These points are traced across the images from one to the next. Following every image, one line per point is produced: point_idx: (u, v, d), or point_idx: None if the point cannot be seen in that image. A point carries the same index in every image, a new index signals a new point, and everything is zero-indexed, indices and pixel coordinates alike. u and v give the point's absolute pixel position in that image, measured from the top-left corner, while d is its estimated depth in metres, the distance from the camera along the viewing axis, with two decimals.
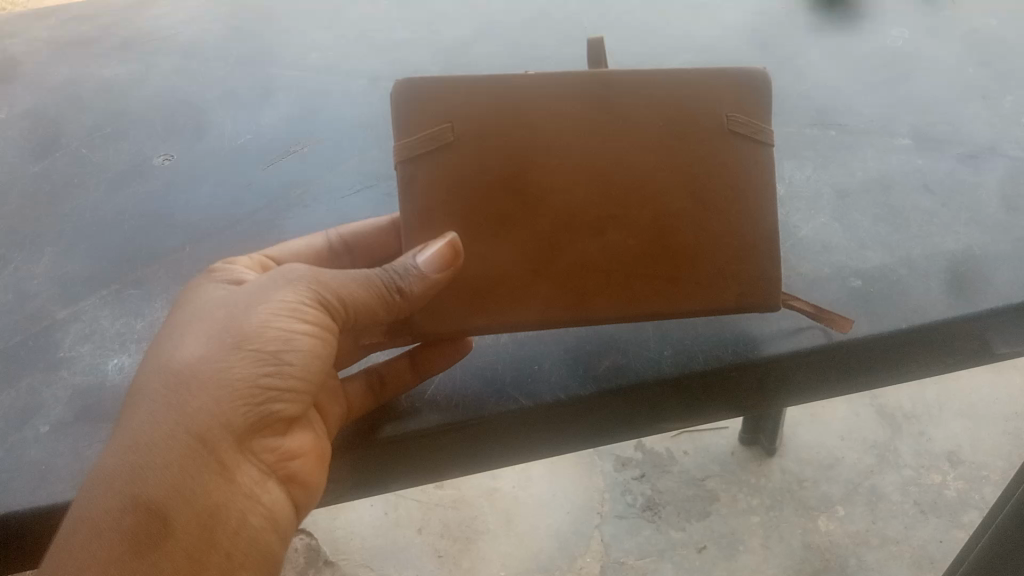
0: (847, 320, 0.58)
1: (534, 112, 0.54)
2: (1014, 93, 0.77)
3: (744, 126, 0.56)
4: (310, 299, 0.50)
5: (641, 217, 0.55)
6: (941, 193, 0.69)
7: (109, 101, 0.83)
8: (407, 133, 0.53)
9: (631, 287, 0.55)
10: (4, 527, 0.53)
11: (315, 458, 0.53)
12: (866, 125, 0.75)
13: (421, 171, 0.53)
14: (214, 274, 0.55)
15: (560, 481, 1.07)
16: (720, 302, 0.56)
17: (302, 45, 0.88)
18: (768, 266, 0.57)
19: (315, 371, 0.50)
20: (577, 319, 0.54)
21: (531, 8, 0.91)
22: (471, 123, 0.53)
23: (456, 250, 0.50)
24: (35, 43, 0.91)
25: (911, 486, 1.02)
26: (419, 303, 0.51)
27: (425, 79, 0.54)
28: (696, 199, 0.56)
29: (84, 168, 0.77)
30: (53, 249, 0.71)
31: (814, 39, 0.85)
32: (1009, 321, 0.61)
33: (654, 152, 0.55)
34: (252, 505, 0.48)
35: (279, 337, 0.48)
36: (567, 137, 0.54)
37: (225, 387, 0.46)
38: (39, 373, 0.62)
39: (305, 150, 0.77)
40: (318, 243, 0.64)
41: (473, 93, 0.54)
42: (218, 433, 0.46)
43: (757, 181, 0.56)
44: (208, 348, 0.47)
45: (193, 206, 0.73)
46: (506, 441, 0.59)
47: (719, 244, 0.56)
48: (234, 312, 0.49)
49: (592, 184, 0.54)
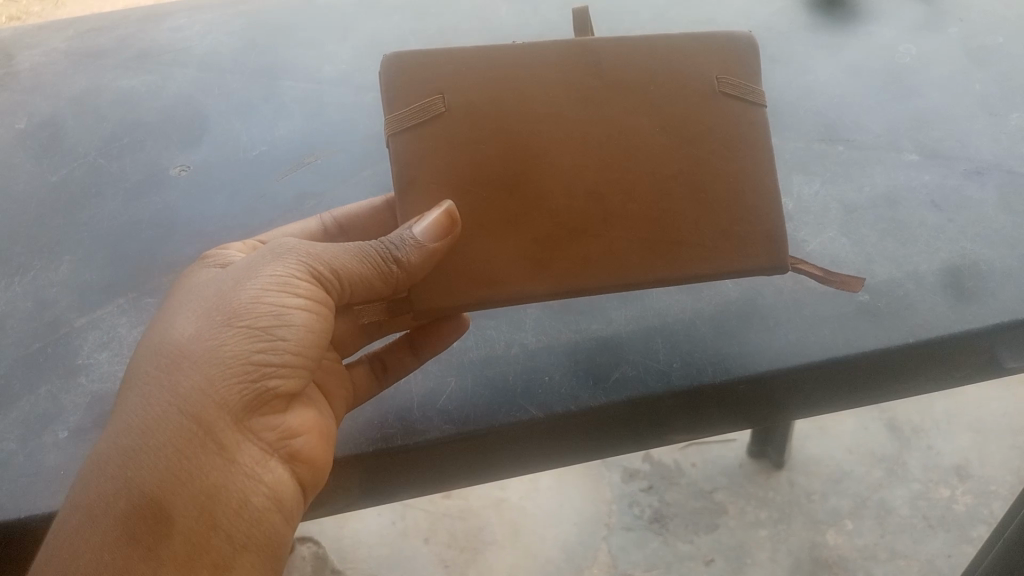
0: (857, 280, 0.59)
1: (527, 83, 0.55)
2: (1020, 111, 0.77)
3: (734, 87, 0.58)
4: (302, 272, 0.50)
5: (639, 183, 0.55)
6: (948, 209, 0.70)
7: (125, 112, 0.84)
8: (399, 105, 0.54)
9: (634, 252, 0.55)
10: (24, 530, 0.54)
11: (319, 437, 0.53)
12: (874, 141, 0.76)
13: (413, 142, 0.54)
14: (206, 260, 0.56)
15: (568, 491, 1.07)
16: (725, 267, 0.56)
17: (315, 58, 0.89)
18: (767, 227, 0.57)
19: (312, 345, 0.50)
20: (577, 288, 0.54)
21: (541, 24, 0.92)
22: (463, 95, 0.54)
23: (453, 218, 0.51)
24: (54, 55, 0.92)
25: (919, 499, 1.02)
26: (416, 273, 0.51)
27: (413, 54, 0.55)
28: (693, 164, 0.56)
29: (102, 178, 0.78)
30: (71, 257, 0.72)
31: (825, 52, 0.85)
32: (1016, 336, 0.62)
33: (649, 117, 0.56)
34: (253, 486, 0.48)
35: (271, 311, 0.48)
36: (561, 106, 0.55)
37: (217, 364, 0.47)
38: (58, 380, 0.63)
39: (319, 161, 0.78)
40: (312, 225, 0.65)
41: (464, 65, 0.55)
42: (213, 412, 0.46)
43: (749, 141, 0.58)
44: (200, 326, 0.48)
45: (208, 216, 0.74)
46: (516, 451, 0.60)
47: (716, 207, 0.56)
48: (225, 289, 0.49)
49: (588, 151, 0.55)
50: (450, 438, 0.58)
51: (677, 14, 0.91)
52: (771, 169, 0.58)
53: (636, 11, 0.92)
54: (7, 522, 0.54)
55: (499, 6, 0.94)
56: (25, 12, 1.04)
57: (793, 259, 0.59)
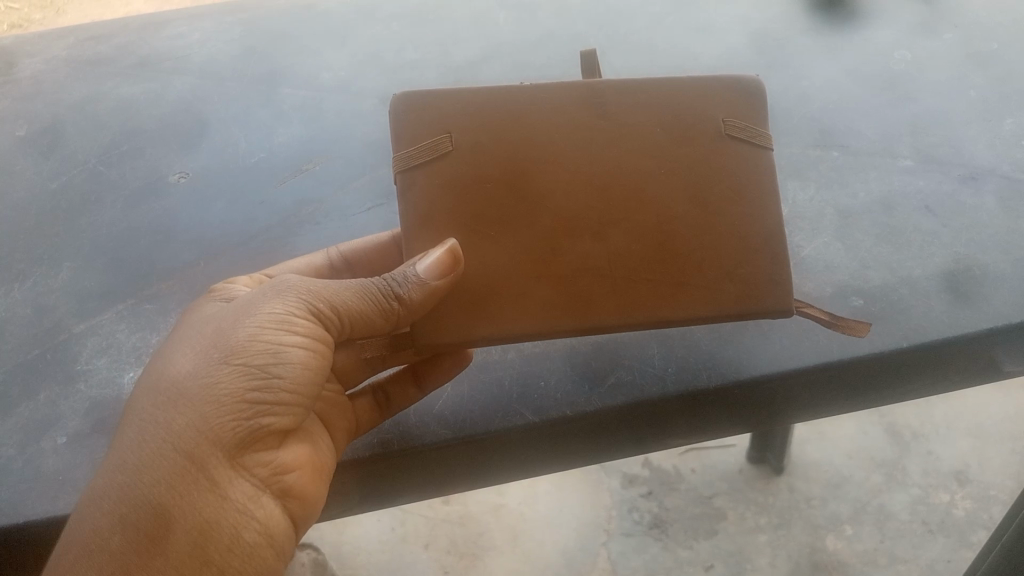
0: (864, 326, 0.57)
1: (533, 123, 0.56)
2: (1015, 116, 0.78)
3: (740, 130, 0.57)
4: (301, 310, 0.50)
5: (643, 222, 0.55)
6: (942, 214, 0.70)
7: (125, 119, 0.85)
8: (407, 144, 0.55)
9: (636, 293, 0.54)
10: (24, 535, 0.55)
11: (314, 472, 0.53)
12: (869, 146, 0.76)
13: (420, 180, 0.54)
14: (213, 293, 0.56)
15: (567, 497, 1.07)
16: (726, 309, 0.55)
17: (314, 64, 0.90)
18: (774, 271, 0.56)
19: (309, 383, 0.50)
20: (581, 327, 0.54)
21: (538, 30, 0.92)
22: (469, 134, 0.55)
23: (456, 257, 0.51)
24: (55, 63, 0.93)
25: (919, 505, 1.02)
26: (418, 311, 0.51)
27: (422, 93, 0.56)
28: (698, 205, 0.56)
29: (101, 185, 0.79)
30: (71, 264, 0.72)
31: (821, 59, 0.86)
32: (1011, 340, 0.62)
33: (653, 157, 0.56)
34: (245, 521, 0.48)
35: (267, 349, 0.48)
36: (566, 146, 0.55)
37: (212, 402, 0.46)
38: (57, 385, 0.63)
39: (318, 168, 0.79)
40: (319, 260, 0.65)
41: (471, 105, 0.56)
42: (205, 448, 0.46)
43: (757, 184, 0.57)
44: (196, 363, 0.48)
45: (206, 223, 0.74)
46: (512, 456, 0.60)
47: (721, 248, 0.56)
48: (224, 326, 0.49)
49: (592, 190, 0.55)
50: (445, 443, 0.59)
51: (673, 22, 0.92)
52: (776, 215, 0.57)
53: (632, 17, 0.93)
54: (6, 527, 0.54)
55: (496, 14, 0.95)
56: (26, 20, 1.05)
57: (798, 302, 0.57)
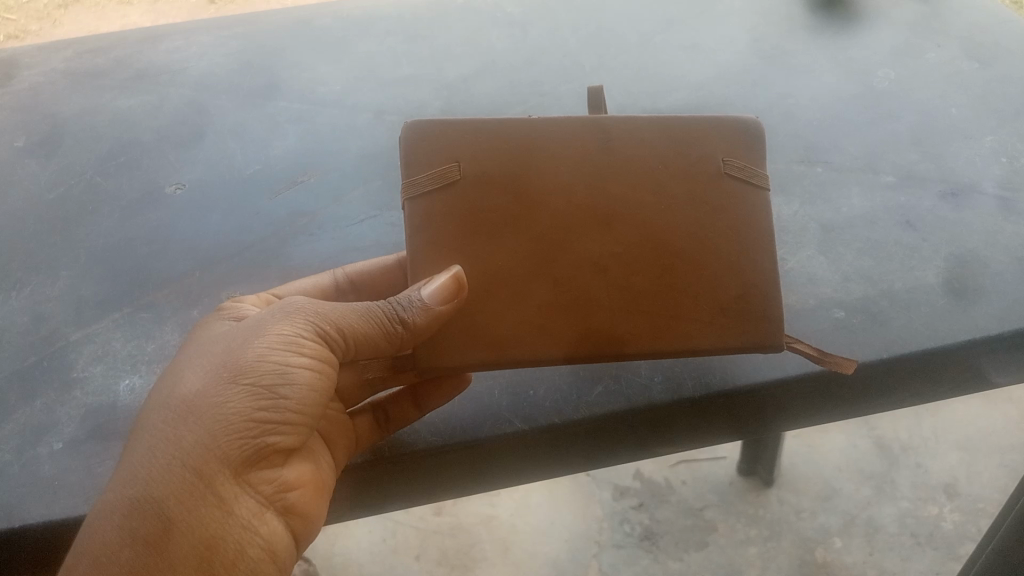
0: (851, 362, 0.57)
1: (537, 156, 0.57)
2: (995, 133, 0.80)
3: (739, 169, 0.58)
4: (309, 331, 0.51)
5: (642, 254, 0.56)
6: (922, 229, 0.72)
7: (123, 131, 0.86)
8: (416, 172, 0.56)
9: (632, 325, 0.55)
10: (20, 538, 0.55)
11: (315, 490, 0.54)
12: (852, 162, 0.78)
13: (428, 207, 0.56)
14: (222, 311, 0.57)
15: (558, 509, 1.08)
16: (722, 342, 0.56)
17: (310, 78, 0.92)
18: (769, 306, 0.57)
19: (313, 404, 0.51)
20: (579, 355, 0.55)
21: (530, 47, 0.94)
22: (477, 165, 0.56)
23: (460, 283, 0.52)
24: (54, 75, 0.95)
25: (907, 518, 1.03)
26: (422, 334, 0.52)
27: (432, 123, 0.58)
28: (694, 238, 0.57)
29: (98, 196, 0.80)
30: (68, 272, 0.73)
31: (805, 78, 0.88)
32: (992, 353, 0.64)
33: (653, 192, 0.57)
34: (250, 538, 0.48)
35: (275, 369, 0.49)
36: (568, 179, 0.57)
37: (221, 421, 0.47)
38: (54, 392, 0.64)
39: (313, 180, 0.80)
40: (325, 281, 0.64)
41: (479, 137, 0.57)
42: (213, 465, 0.47)
43: (754, 223, 0.58)
44: (207, 382, 0.48)
45: (202, 233, 0.75)
46: (500, 463, 0.61)
47: (717, 281, 0.56)
48: (233, 345, 0.50)
49: (593, 222, 0.56)
50: (436, 449, 0.60)
51: (662, 40, 0.94)
52: (770, 250, 0.58)
53: (623, 36, 0.95)
54: (3, 531, 0.55)
55: (489, 31, 0.97)
56: (22, 31, 1.06)
57: (788, 336, 0.58)
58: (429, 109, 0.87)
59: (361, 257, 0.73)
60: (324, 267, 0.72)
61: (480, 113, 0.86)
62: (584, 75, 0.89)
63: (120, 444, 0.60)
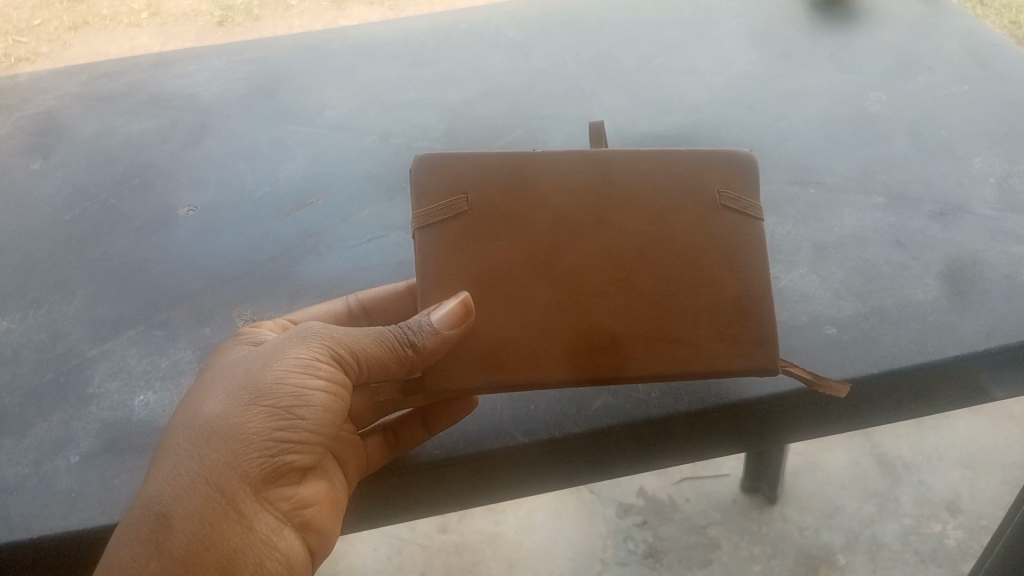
0: (844, 386, 0.60)
1: (542, 189, 0.59)
2: (983, 154, 0.82)
3: (734, 201, 0.60)
4: (324, 354, 0.52)
5: (642, 281, 0.58)
6: (911, 248, 0.74)
7: (137, 155, 0.89)
8: (425, 202, 0.59)
9: (633, 350, 0.57)
10: (39, 548, 0.57)
11: (330, 506, 0.55)
12: (844, 184, 0.80)
13: (436, 236, 0.58)
14: (240, 336, 0.59)
15: (562, 527, 1.09)
16: (720, 367, 0.57)
17: (318, 103, 0.94)
18: (766, 332, 0.58)
19: (329, 424, 0.52)
20: (582, 378, 0.56)
21: (531, 71, 0.97)
22: (483, 197, 0.59)
23: (467, 308, 0.54)
24: (69, 99, 0.98)
25: (910, 535, 1.03)
26: (431, 357, 0.54)
27: (441, 157, 0.60)
28: (692, 267, 0.59)
29: (113, 217, 0.82)
30: (84, 291, 0.75)
31: (799, 101, 0.90)
32: (981, 370, 0.65)
33: (652, 222, 0.59)
34: (268, 552, 0.50)
35: (293, 392, 0.50)
36: (571, 210, 0.59)
37: (241, 440, 0.49)
38: (71, 408, 0.66)
39: (320, 202, 0.82)
40: (338, 307, 0.66)
41: (487, 170, 0.60)
42: (234, 483, 0.49)
43: (750, 252, 0.60)
44: (228, 403, 0.50)
45: (215, 253, 0.78)
46: (501, 475, 0.63)
47: (715, 308, 0.58)
48: (253, 368, 0.52)
49: (595, 251, 0.58)
50: (440, 461, 0.61)
51: (660, 64, 0.97)
52: (766, 277, 0.59)
53: (621, 60, 0.98)
54: (24, 541, 0.57)
55: (492, 55, 1.00)
56: (33, 54, 1.08)
57: (785, 361, 0.60)
58: (433, 132, 0.89)
59: (367, 276, 0.75)
60: (331, 287, 0.74)
61: (482, 136, 0.88)
62: (583, 99, 0.92)
63: (134, 458, 0.62)
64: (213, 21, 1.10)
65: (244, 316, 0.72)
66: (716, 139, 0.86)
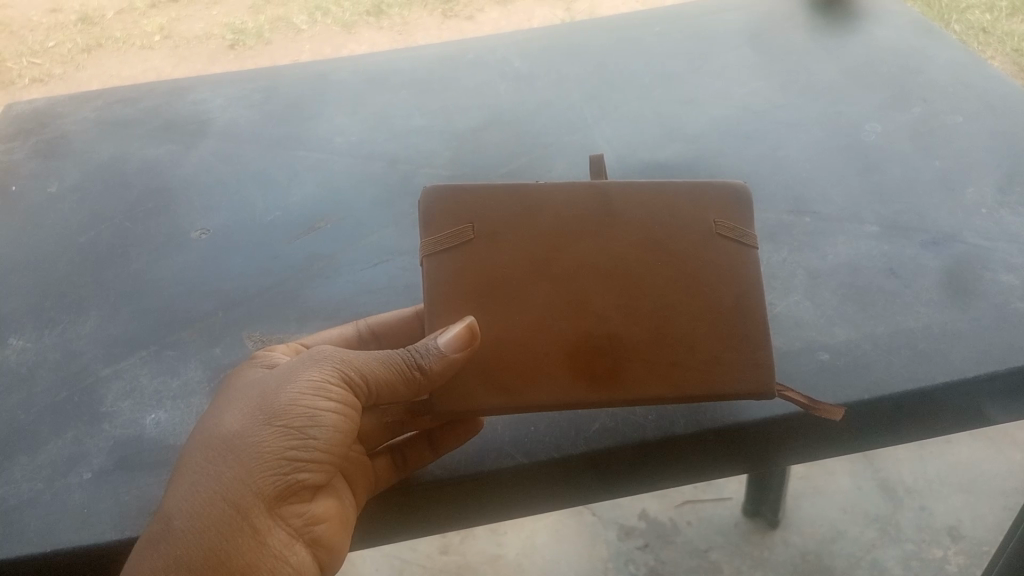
0: (838, 409, 0.61)
1: (545, 219, 0.61)
2: (975, 185, 0.83)
3: (730, 230, 0.62)
4: (336, 377, 0.54)
5: (642, 306, 0.60)
6: (904, 275, 0.75)
7: (151, 179, 0.91)
8: (433, 231, 0.61)
9: (633, 373, 0.58)
10: (52, 561, 0.59)
11: (339, 523, 0.57)
12: (839, 213, 0.82)
13: (443, 265, 0.60)
14: (254, 359, 0.61)
15: (564, 549, 1.10)
16: (718, 390, 0.58)
17: (328, 129, 0.97)
18: (762, 357, 0.60)
19: (340, 444, 0.54)
20: (583, 400, 0.57)
21: (536, 100, 0.99)
22: (489, 226, 0.61)
23: (473, 331, 0.56)
24: (86, 123, 1.01)
25: (912, 560, 1.04)
26: (438, 379, 0.55)
27: (448, 187, 0.62)
28: (690, 293, 0.60)
29: (128, 239, 0.84)
30: (98, 312, 0.77)
31: (796, 131, 0.92)
32: (973, 396, 0.67)
33: (651, 249, 0.61)
34: (281, 566, 0.51)
35: (306, 413, 0.52)
36: (573, 238, 0.61)
37: (257, 458, 0.51)
38: (85, 426, 0.68)
39: (329, 226, 0.84)
40: (348, 331, 0.68)
41: (492, 200, 0.62)
42: (249, 499, 0.50)
43: (745, 280, 0.61)
44: (244, 423, 0.52)
45: (226, 276, 0.80)
46: (501, 494, 0.65)
47: (713, 333, 0.60)
48: (268, 390, 0.54)
49: (596, 276, 0.60)
50: (442, 481, 0.63)
51: (661, 94, 0.99)
52: (761, 305, 0.61)
53: (625, 91, 1.00)
54: (38, 554, 0.59)
55: (498, 83, 1.02)
56: (47, 75, 1.11)
57: (780, 385, 0.61)
58: (439, 158, 0.92)
59: (373, 299, 0.77)
60: (338, 309, 0.76)
61: (487, 163, 0.90)
62: (586, 128, 0.94)
63: (145, 475, 0.64)
64: (224, 44, 1.14)
65: (253, 337, 0.74)
66: (716, 168, 0.88)
